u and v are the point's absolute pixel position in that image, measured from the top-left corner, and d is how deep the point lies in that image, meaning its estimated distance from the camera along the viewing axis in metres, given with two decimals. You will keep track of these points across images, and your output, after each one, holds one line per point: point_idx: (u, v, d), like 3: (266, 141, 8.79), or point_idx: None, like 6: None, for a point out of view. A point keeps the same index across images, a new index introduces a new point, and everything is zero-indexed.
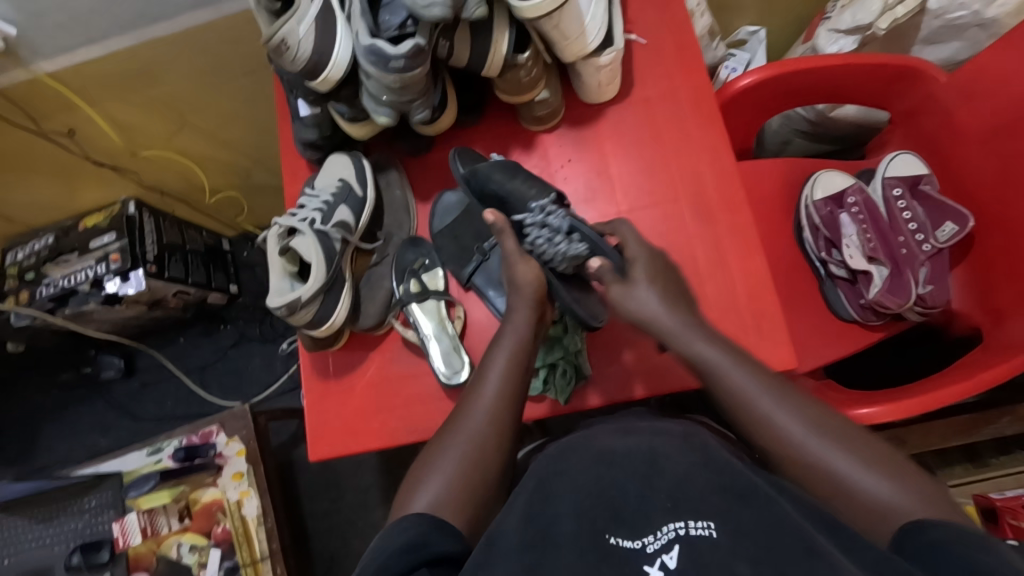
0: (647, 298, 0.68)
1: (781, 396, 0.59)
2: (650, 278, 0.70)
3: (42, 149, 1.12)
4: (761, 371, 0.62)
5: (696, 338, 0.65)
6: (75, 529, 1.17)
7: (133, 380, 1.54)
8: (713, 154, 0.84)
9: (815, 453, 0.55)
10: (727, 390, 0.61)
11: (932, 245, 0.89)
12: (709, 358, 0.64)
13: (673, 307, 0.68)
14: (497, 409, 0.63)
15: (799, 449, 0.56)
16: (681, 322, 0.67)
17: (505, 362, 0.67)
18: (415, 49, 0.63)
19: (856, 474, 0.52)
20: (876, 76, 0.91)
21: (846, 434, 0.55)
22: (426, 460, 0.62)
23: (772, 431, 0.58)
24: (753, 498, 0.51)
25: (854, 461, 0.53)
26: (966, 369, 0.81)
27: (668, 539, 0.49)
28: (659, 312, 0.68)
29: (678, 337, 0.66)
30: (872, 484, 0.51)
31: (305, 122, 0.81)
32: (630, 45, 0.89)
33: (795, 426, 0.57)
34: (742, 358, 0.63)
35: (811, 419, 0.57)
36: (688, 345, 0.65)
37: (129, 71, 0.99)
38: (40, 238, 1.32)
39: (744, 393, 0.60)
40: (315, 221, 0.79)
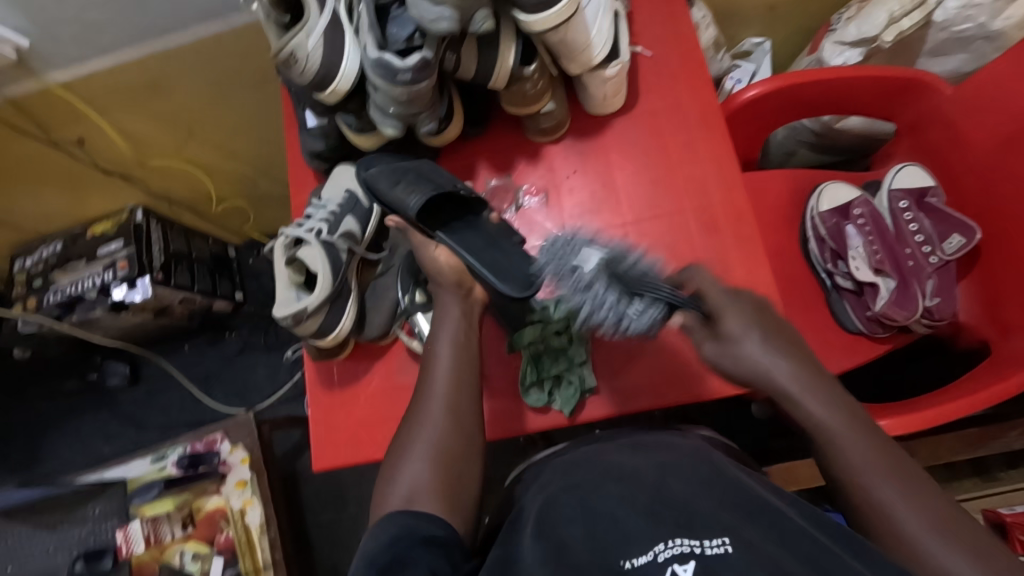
0: (755, 358, 0.61)
1: (880, 459, 0.55)
2: (749, 328, 0.62)
3: (53, 158, 1.13)
4: (856, 424, 0.58)
5: (803, 386, 0.60)
6: (80, 536, 1.15)
7: (138, 388, 1.55)
8: (720, 166, 0.84)
9: (906, 525, 0.52)
10: (825, 437, 0.58)
11: (939, 257, 0.89)
12: (804, 405, 0.59)
13: (779, 359, 0.61)
14: (456, 397, 0.64)
15: (890, 516, 0.53)
16: (785, 360, 0.61)
17: (450, 343, 0.68)
18: (423, 62, 0.64)
19: (938, 549, 0.50)
20: (881, 88, 0.91)
21: (935, 504, 0.53)
22: (398, 453, 0.62)
23: (860, 490, 0.55)
24: (767, 518, 0.52)
25: (940, 538, 0.51)
26: (974, 383, 0.80)
27: (680, 552, 0.49)
28: (769, 369, 0.61)
29: (793, 399, 0.60)
30: (953, 562, 0.49)
31: (312, 133, 0.82)
32: (636, 58, 0.90)
33: (883, 486, 0.54)
34: (844, 410, 0.58)
35: (910, 487, 0.53)
36: (802, 408, 0.59)
37: (139, 81, 1.00)
38: (49, 245, 1.33)
39: (837, 451, 0.57)
40: (321, 232, 0.80)
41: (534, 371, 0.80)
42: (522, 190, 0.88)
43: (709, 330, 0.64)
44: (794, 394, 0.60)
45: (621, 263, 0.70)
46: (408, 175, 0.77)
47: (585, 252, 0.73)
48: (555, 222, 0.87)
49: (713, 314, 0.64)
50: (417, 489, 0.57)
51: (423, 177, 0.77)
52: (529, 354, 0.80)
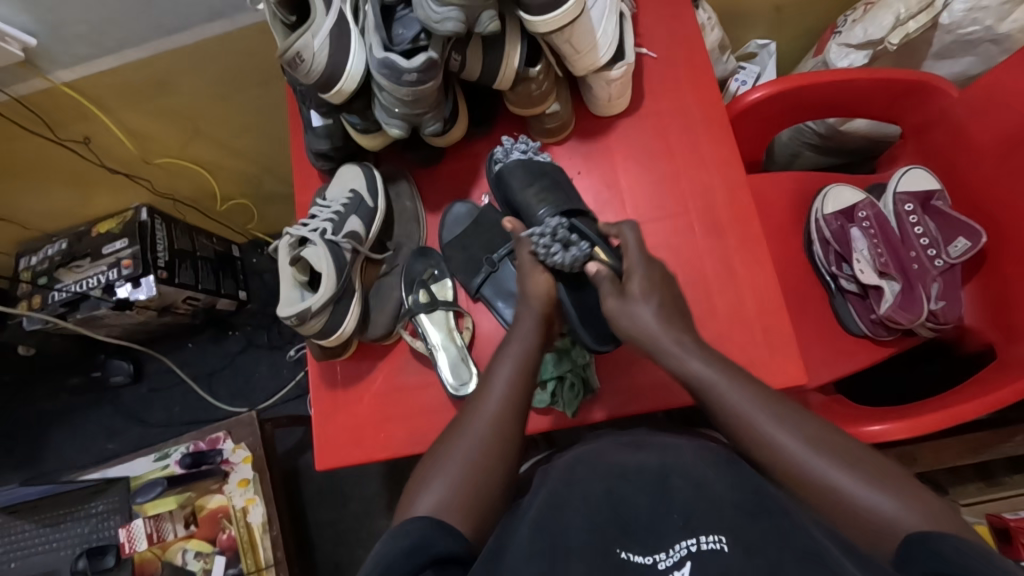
0: (643, 316, 0.68)
1: (781, 414, 0.58)
2: (648, 287, 0.70)
3: (59, 156, 1.14)
4: (755, 390, 0.61)
5: (691, 356, 0.65)
6: (82, 534, 1.17)
7: (142, 386, 1.55)
8: (725, 169, 0.84)
9: (813, 466, 0.54)
10: (743, 423, 0.59)
11: (944, 261, 0.89)
12: (733, 404, 0.61)
13: (665, 325, 0.68)
14: (500, 416, 0.64)
15: (799, 464, 0.55)
16: (706, 361, 0.64)
17: (511, 366, 0.68)
18: (429, 62, 0.63)
19: (850, 485, 0.52)
20: (886, 91, 0.91)
21: (840, 446, 0.55)
22: (430, 464, 0.62)
23: (769, 449, 0.57)
24: (769, 516, 0.51)
25: (848, 475, 0.53)
26: (980, 386, 0.80)
27: (680, 556, 0.49)
28: (654, 331, 0.67)
29: (717, 390, 0.62)
30: (868, 498, 0.51)
31: (317, 133, 0.82)
32: (641, 59, 0.89)
33: (791, 439, 0.56)
34: (747, 382, 0.62)
35: (816, 436, 0.56)
36: (724, 397, 0.61)
37: (145, 81, 1.00)
38: (54, 243, 1.34)
39: (746, 417, 0.59)
40: (325, 232, 0.79)
41: (537, 372, 0.80)
42: None
43: (619, 288, 0.70)
44: (696, 374, 0.64)
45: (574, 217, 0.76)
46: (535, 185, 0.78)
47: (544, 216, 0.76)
48: None
49: (623, 274, 0.71)
50: (444, 501, 0.57)
51: (562, 190, 0.78)
52: None
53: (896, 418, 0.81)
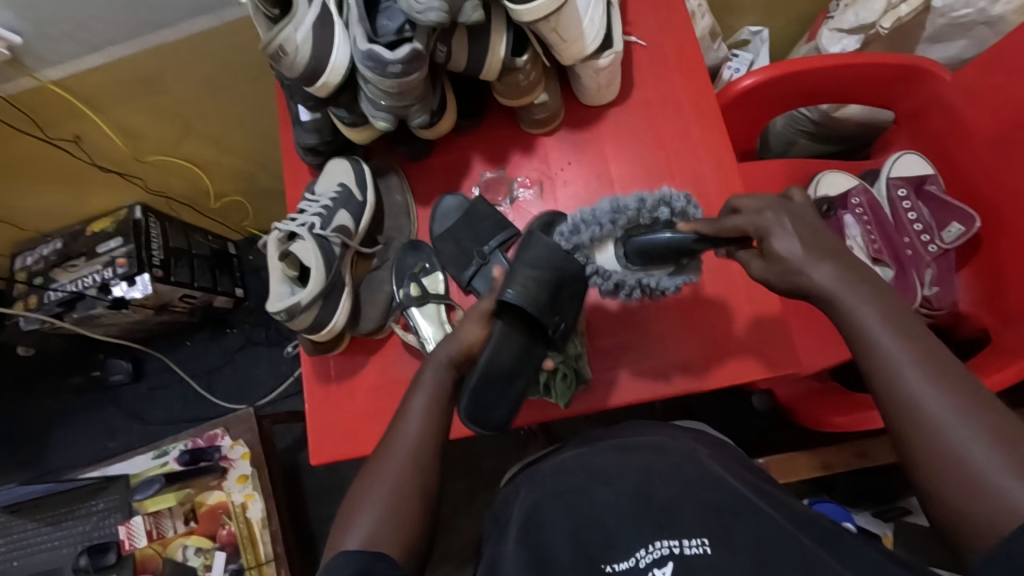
0: (802, 265, 0.56)
1: (928, 366, 0.50)
2: (807, 244, 0.57)
3: (51, 156, 1.13)
4: (915, 340, 0.52)
5: (856, 299, 0.54)
6: (84, 531, 1.18)
7: (141, 384, 1.56)
8: (715, 156, 0.84)
9: (948, 436, 0.48)
10: (866, 343, 0.53)
11: (937, 246, 0.89)
12: (859, 321, 0.54)
13: (817, 262, 0.56)
14: (422, 442, 0.63)
15: (939, 434, 0.48)
16: (832, 266, 0.56)
17: (425, 395, 0.65)
18: (413, 54, 0.63)
19: (985, 461, 0.46)
20: (879, 75, 0.90)
21: (980, 404, 0.48)
22: (359, 484, 0.62)
23: (908, 412, 0.50)
24: (748, 516, 0.57)
25: (992, 451, 0.46)
26: (975, 371, 0.80)
27: (660, 557, 0.56)
28: (808, 282, 0.56)
29: (839, 305, 0.55)
30: (999, 476, 0.45)
31: (305, 127, 0.82)
32: (630, 47, 0.89)
33: (935, 404, 0.49)
34: (899, 322, 0.53)
35: (964, 399, 0.49)
36: (842, 310, 0.55)
37: (133, 78, 1.00)
38: (49, 243, 1.34)
39: (872, 342, 0.53)
40: (313, 226, 0.79)
41: None
42: (517, 182, 0.88)
43: (759, 253, 0.60)
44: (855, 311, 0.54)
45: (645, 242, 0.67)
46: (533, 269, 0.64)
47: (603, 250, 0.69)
48: None
49: (755, 233, 0.60)
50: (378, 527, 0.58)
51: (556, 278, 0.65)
52: None
53: None
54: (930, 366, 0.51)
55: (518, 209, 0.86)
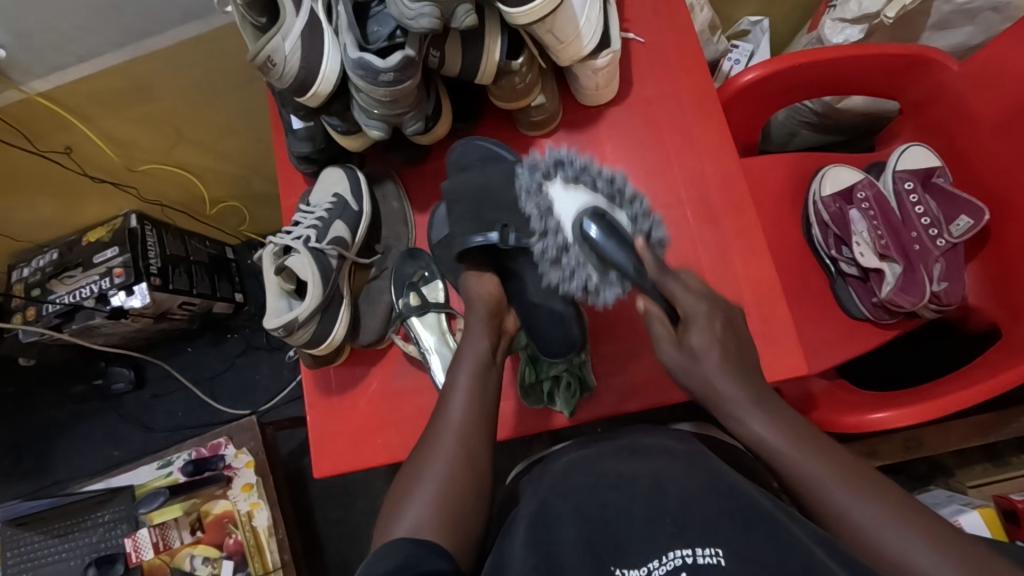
0: (711, 371, 0.62)
1: (844, 476, 0.57)
2: (711, 339, 0.63)
3: (41, 167, 1.12)
4: (824, 455, 0.59)
5: (754, 418, 0.61)
6: (90, 543, 1.18)
7: (143, 392, 1.55)
8: (717, 157, 0.82)
9: (883, 538, 0.54)
10: (776, 458, 0.60)
11: (946, 241, 0.87)
12: (754, 432, 0.61)
13: (726, 374, 0.62)
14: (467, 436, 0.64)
15: (884, 550, 0.53)
16: (732, 377, 0.62)
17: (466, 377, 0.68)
18: (405, 61, 0.61)
19: (915, 556, 0.52)
20: (884, 66, 0.88)
21: (894, 500, 0.56)
22: (407, 476, 0.63)
23: (845, 529, 0.56)
24: (763, 525, 0.55)
25: (920, 542, 0.52)
26: (986, 368, 0.78)
27: (674, 566, 0.54)
28: (708, 378, 0.62)
29: (740, 420, 0.62)
30: (930, 565, 0.51)
31: (298, 136, 0.80)
32: (628, 44, 0.86)
33: (864, 511, 0.55)
34: (812, 441, 0.60)
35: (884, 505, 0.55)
36: (746, 426, 0.61)
37: (122, 87, 0.98)
38: (44, 254, 1.33)
39: (780, 452, 0.60)
40: (309, 239, 0.78)
41: (532, 372, 0.78)
42: None
43: (674, 333, 0.64)
44: (764, 439, 0.60)
45: (608, 212, 0.64)
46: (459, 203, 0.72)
47: (561, 196, 0.65)
48: None
49: (683, 315, 0.64)
50: (423, 516, 0.58)
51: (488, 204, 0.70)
52: (527, 355, 0.79)
53: (900, 405, 0.79)
54: (845, 473, 0.57)
55: None
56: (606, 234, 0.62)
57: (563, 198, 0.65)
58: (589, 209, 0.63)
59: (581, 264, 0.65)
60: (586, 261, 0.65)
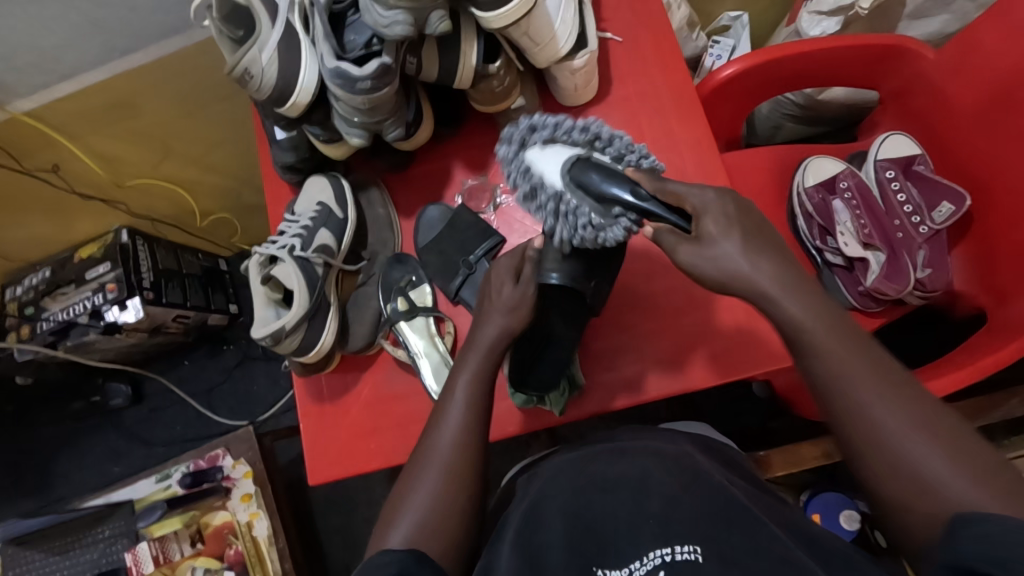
0: (732, 262, 0.54)
1: (882, 387, 0.53)
2: (743, 237, 0.55)
3: (30, 186, 1.12)
4: (860, 351, 0.54)
5: (794, 302, 0.55)
6: (92, 559, 1.18)
7: (142, 406, 1.56)
8: (696, 152, 0.82)
9: (914, 455, 0.50)
10: (809, 342, 0.55)
11: (929, 227, 0.88)
12: (790, 317, 0.55)
13: (756, 259, 0.55)
14: (461, 447, 0.63)
15: (901, 454, 0.51)
16: (766, 266, 0.55)
17: (467, 379, 0.66)
18: (382, 69, 0.62)
19: (941, 470, 0.49)
20: (860, 56, 0.89)
21: (938, 420, 0.51)
22: (403, 485, 0.63)
23: (883, 438, 0.52)
24: (744, 526, 0.56)
25: (942, 457, 0.50)
26: (970, 353, 0.79)
27: (654, 566, 0.55)
28: (748, 274, 0.55)
29: (777, 304, 0.55)
30: (953, 480, 0.49)
31: (282, 146, 0.80)
32: (606, 44, 0.87)
33: (914, 437, 0.51)
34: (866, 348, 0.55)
35: (915, 415, 0.52)
36: (780, 309, 0.55)
37: (107, 104, 0.98)
38: (37, 273, 1.33)
39: (811, 331, 0.54)
40: (295, 248, 0.78)
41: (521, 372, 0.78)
42: (500, 188, 0.86)
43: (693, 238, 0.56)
44: (800, 322, 0.54)
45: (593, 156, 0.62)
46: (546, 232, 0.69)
47: (532, 158, 0.64)
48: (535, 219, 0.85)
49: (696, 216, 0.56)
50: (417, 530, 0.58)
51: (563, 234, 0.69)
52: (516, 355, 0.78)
53: None
54: (869, 368, 0.53)
55: (503, 216, 0.85)
56: (600, 172, 0.59)
57: (542, 163, 0.63)
58: (573, 161, 0.61)
59: (580, 208, 0.60)
60: (585, 204, 0.60)
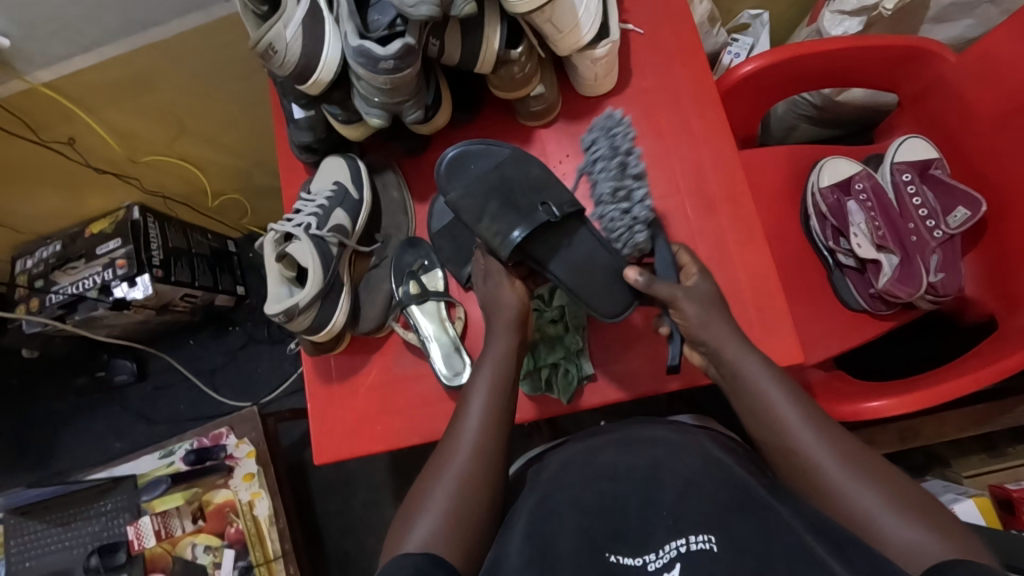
0: (698, 309, 0.67)
1: (822, 432, 0.59)
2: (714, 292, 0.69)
3: (45, 158, 1.12)
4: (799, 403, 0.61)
5: (751, 356, 0.64)
6: (93, 532, 1.19)
7: (146, 383, 1.56)
8: (715, 147, 0.83)
9: (854, 495, 0.55)
10: (757, 395, 0.63)
11: (943, 232, 0.88)
12: (745, 369, 0.64)
13: (713, 317, 0.67)
14: (481, 443, 0.64)
15: (844, 495, 0.56)
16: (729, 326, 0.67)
17: (489, 379, 0.68)
18: (405, 48, 0.61)
19: (882, 512, 0.54)
20: (882, 57, 0.88)
21: (880, 472, 0.56)
22: (422, 484, 0.64)
23: (843, 505, 0.55)
24: (754, 511, 0.57)
25: (879, 497, 0.54)
26: (979, 358, 0.79)
27: (669, 559, 0.56)
28: (714, 321, 0.66)
29: (732, 357, 0.65)
30: (891, 521, 0.53)
31: (299, 125, 0.80)
32: (627, 35, 0.87)
33: (859, 494, 0.55)
34: (817, 419, 0.60)
35: (850, 459, 0.57)
36: (733, 364, 0.65)
37: (125, 78, 0.98)
38: (47, 246, 1.34)
39: (756, 386, 0.63)
40: (310, 226, 0.79)
41: (530, 361, 0.79)
42: None
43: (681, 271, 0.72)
44: (744, 372, 0.64)
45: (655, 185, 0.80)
46: (487, 201, 0.70)
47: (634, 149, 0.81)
48: None
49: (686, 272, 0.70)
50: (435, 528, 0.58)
51: (512, 188, 0.71)
52: (525, 343, 0.80)
53: (896, 394, 0.80)
54: (808, 416, 0.60)
55: None
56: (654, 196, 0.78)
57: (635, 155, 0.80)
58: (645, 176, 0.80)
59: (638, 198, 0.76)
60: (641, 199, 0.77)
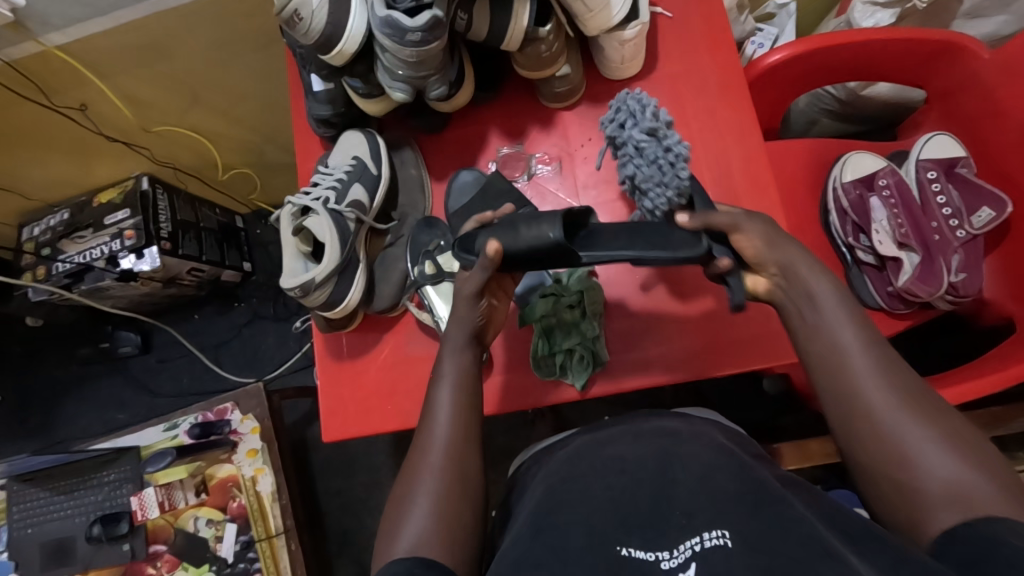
0: (757, 233, 0.59)
1: (883, 367, 0.53)
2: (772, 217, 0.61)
3: (55, 123, 1.11)
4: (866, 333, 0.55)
5: (821, 279, 0.57)
6: (95, 501, 1.19)
7: (150, 356, 1.56)
8: (741, 135, 0.81)
9: (908, 434, 0.50)
10: (818, 317, 0.56)
11: (966, 232, 0.86)
12: (810, 289, 0.57)
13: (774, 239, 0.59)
14: (466, 432, 0.60)
15: (896, 434, 0.50)
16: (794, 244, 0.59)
17: (458, 373, 0.63)
18: (433, 21, 0.60)
19: (938, 457, 0.48)
20: (913, 51, 0.86)
21: (942, 416, 0.50)
22: (403, 488, 0.59)
23: (895, 442, 0.50)
24: (767, 509, 0.54)
25: (937, 442, 0.49)
26: (997, 361, 0.78)
27: (684, 558, 0.53)
28: (767, 250, 0.59)
29: (792, 274, 0.58)
30: (948, 466, 0.48)
31: (318, 98, 0.79)
32: (655, 18, 0.85)
33: (915, 427, 0.50)
34: (872, 341, 0.54)
35: (912, 398, 0.51)
36: (801, 282, 0.57)
37: (140, 44, 0.97)
38: (55, 214, 1.33)
39: (818, 308, 0.56)
40: (328, 201, 0.78)
41: (545, 344, 0.79)
42: (535, 158, 0.85)
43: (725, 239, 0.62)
44: (810, 290, 0.57)
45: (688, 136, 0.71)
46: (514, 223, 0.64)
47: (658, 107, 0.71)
48: (568, 192, 0.84)
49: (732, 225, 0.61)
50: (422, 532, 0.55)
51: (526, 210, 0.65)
52: (541, 326, 0.79)
53: None
54: (871, 349, 0.54)
55: (536, 186, 0.84)
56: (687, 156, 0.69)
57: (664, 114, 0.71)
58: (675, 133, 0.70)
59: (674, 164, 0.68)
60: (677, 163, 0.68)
